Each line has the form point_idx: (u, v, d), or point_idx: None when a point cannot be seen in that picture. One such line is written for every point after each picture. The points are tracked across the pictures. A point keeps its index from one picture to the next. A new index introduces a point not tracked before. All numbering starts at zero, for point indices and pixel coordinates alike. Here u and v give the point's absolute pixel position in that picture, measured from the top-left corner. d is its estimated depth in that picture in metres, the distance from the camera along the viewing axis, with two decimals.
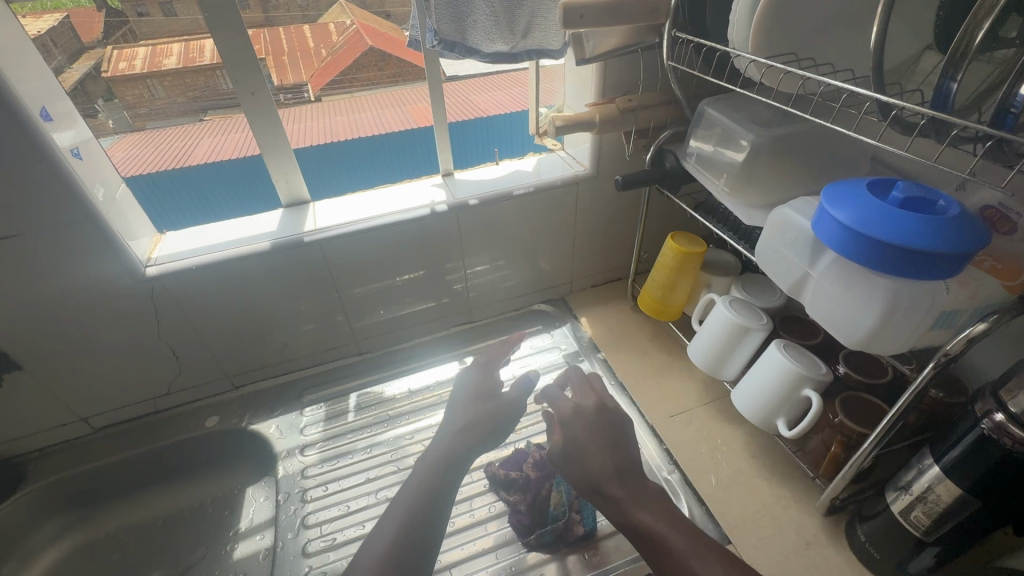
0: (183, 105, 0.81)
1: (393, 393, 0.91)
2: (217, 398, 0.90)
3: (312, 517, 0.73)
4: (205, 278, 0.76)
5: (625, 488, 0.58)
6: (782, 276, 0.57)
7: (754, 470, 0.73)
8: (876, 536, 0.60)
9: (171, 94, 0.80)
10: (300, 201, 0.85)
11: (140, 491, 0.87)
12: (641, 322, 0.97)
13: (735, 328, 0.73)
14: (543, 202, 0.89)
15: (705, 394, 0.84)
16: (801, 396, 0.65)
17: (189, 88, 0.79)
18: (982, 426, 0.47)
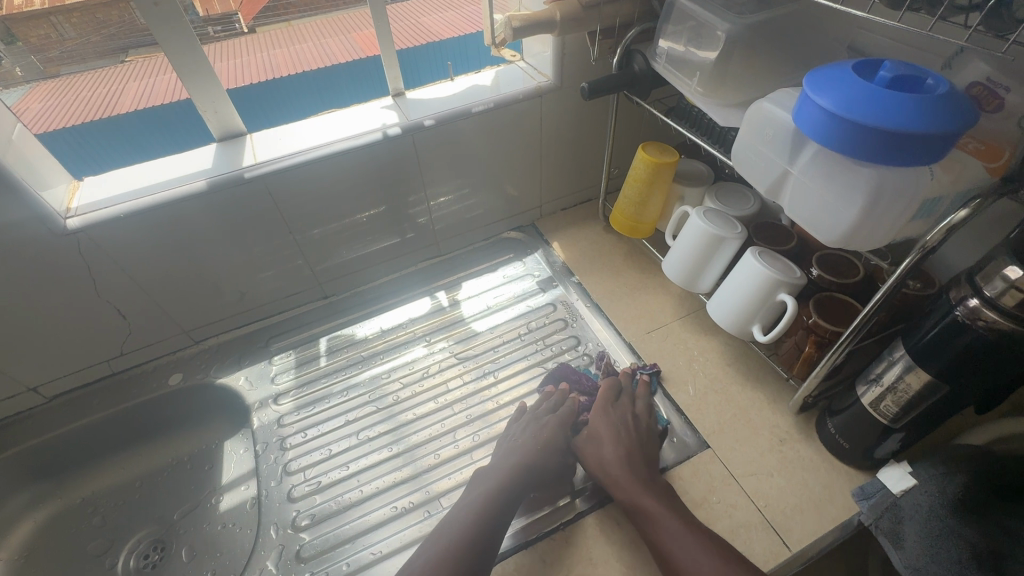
0: (99, 45, 0.66)
1: (364, 334, 0.87)
2: (178, 356, 0.85)
3: (294, 463, 0.72)
4: (139, 227, 0.68)
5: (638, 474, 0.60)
6: (760, 177, 0.54)
7: (729, 377, 0.75)
8: (845, 427, 0.63)
9: (84, 33, 0.65)
10: (235, 134, 0.76)
11: (112, 455, 0.84)
12: (615, 242, 0.95)
13: (711, 238, 0.71)
14: (505, 119, 0.83)
15: (680, 308, 0.84)
16: (777, 300, 0.65)
17: (102, 24, 0.65)
18: (956, 313, 0.47)
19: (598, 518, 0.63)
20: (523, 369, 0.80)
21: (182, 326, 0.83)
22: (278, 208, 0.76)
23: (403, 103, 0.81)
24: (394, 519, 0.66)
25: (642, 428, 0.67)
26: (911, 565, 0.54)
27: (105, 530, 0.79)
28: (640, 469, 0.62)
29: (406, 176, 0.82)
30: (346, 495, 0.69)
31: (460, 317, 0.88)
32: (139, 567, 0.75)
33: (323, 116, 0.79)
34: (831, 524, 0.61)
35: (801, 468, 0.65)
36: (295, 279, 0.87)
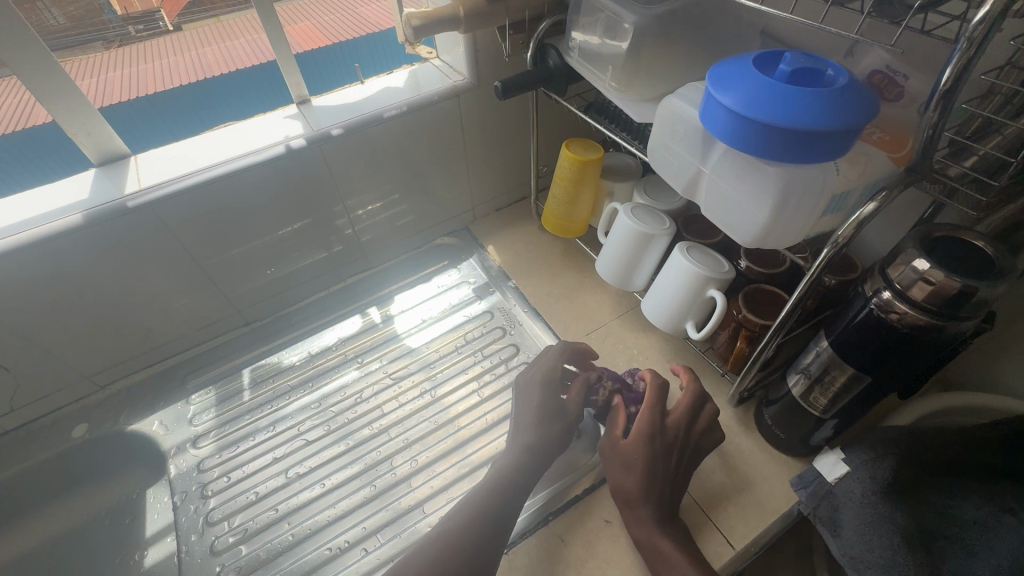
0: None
1: (290, 361, 0.81)
2: (81, 404, 0.77)
3: (217, 512, 0.66)
4: (5, 270, 0.60)
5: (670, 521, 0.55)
6: (676, 177, 0.52)
7: (669, 374, 0.74)
8: (780, 418, 0.62)
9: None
10: (117, 157, 0.68)
11: (18, 519, 0.76)
12: (550, 242, 0.92)
13: (639, 236, 0.69)
14: (422, 122, 0.78)
15: (618, 306, 0.82)
16: (707, 296, 0.64)
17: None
18: (872, 305, 0.46)
19: (543, 537, 0.60)
20: (462, 383, 0.76)
21: (81, 371, 0.75)
22: (174, 236, 0.69)
23: (309, 111, 0.74)
24: (332, 561, 0.62)
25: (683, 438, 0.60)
26: (850, 555, 0.53)
27: None
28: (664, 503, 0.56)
29: (319, 189, 0.76)
30: (277, 540, 0.64)
31: (394, 333, 0.84)
32: None
33: (218, 131, 0.72)
34: (772, 517, 0.61)
35: (742, 462, 0.65)
36: (207, 310, 0.80)
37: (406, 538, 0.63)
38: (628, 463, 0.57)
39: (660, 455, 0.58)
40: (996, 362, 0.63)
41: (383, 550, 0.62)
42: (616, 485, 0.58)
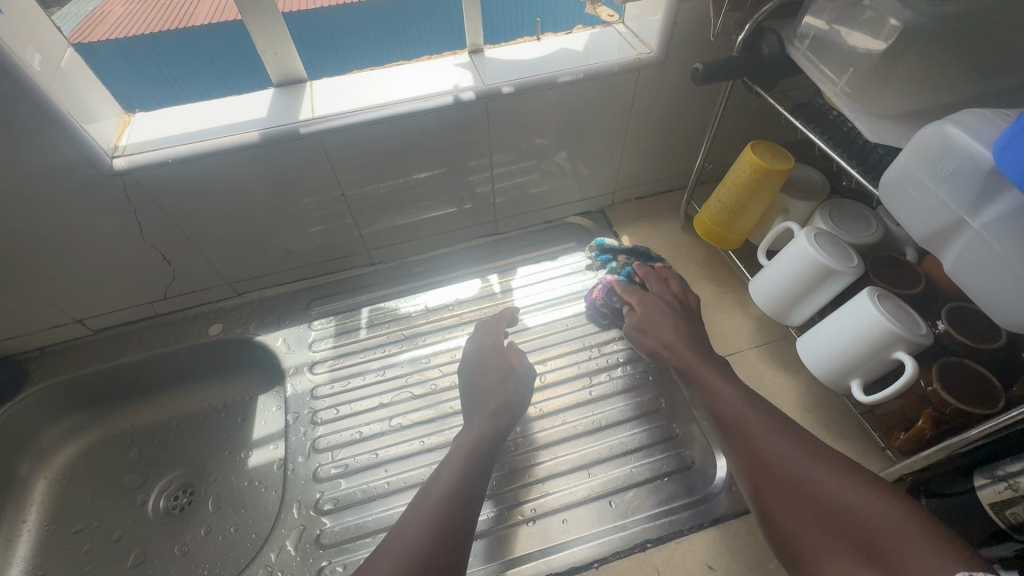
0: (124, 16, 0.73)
1: (408, 310, 0.82)
2: (219, 304, 0.83)
3: (323, 441, 0.69)
4: (185, 175, 0.63)
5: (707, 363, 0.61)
6: (919, 219, 0.43)
7: (807, 425, 0.65)
8: (944, 516, 0.53)
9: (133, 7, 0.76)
10: (294, 80, 0.69)
11: (157, 392, 0.85)
12: (692, 246, 0.85)
13: (818, 268, 0.60)
14: (592, 94, 0.72)
15: (759, 334, 0.74)
16: (891, 359, 0.54)
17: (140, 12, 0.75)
18: None
19: (636, 562, 0.57)
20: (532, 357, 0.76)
21: (226, 276, 0.79)
22: (332, 170, 0.69)
23: (481, 63, 0.71)
24: (368, 517, 0.63)
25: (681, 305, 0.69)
26: None
27: (139, 465, 0.81)
28: (703, 355, 0.62)
29: (473, 149, 0.74)
30: (338, 494, 0.65)
31: (511, 306, 0.82)
32: (168, 507, 0.78)
33: (388, 68, 0.71)
34: None
35: None
36: (341, 244, 0.81)
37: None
38: (646, 319, 0.67)
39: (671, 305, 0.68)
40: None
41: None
42: (653, 334, 0.66)
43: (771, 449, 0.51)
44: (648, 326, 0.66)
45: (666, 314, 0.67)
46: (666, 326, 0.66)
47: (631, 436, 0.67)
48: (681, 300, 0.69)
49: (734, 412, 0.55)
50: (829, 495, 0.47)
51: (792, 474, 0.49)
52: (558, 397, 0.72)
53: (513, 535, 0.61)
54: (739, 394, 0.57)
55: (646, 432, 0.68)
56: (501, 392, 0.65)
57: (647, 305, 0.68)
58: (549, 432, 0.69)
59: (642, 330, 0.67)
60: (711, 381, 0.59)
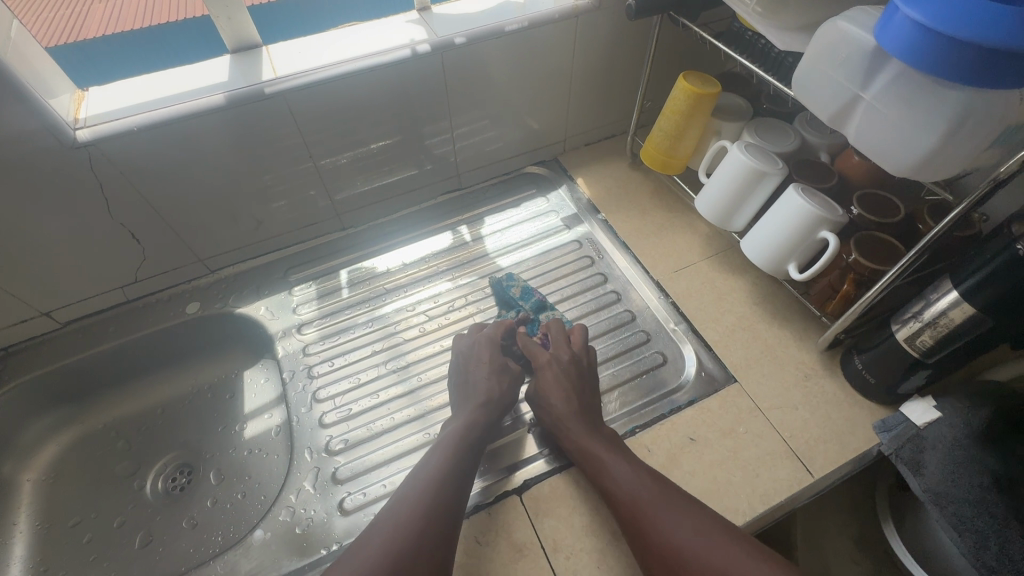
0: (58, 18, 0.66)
1: (385, 268, 0.85)
2: (193, 283, 0.83)
3: (323, 391, 0.72)
4: (152, 143, 0.63)
5: (600, 440, 0.59)
6: (827, 102, 0.52)
7: (757, 316, 0.75)
8: (872, 364, 0.64)
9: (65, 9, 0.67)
10: (250, 45, 0.70)
11: (138, 380, 0.84)
12: (641, 180, 0.93)
13: (751, 173, 0.69)
14: (537, 42, 0.78)
15: (708, 247, 0.83)
16: (818, 238, 0.64)
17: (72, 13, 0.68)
18: (1016, 247, 0.47)
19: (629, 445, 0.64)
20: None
21: (198, 253, 0.79)
22: (299, 132, 0.72)
23: (431, 19, 0.75)
24: (377, 452, 0.67)
25: (583, 369, 0.66)
26: (933, 491, 0.56)
27: (129, 454, 0.81)
28: (587, 424, 0.61)
29: (431, 103, 0.78)
30: (345, 435, 0.68)
31: (484, 252, 0.87)
32: (167, 488, 0.78)
33: (341, 29, 0.74)
34: (853, 452, 0.63)
35: (823, 401, 0.67)
36: (312, 210, 0.83)
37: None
38: (541, 385, 0.64)
39: (572, 374, 0.65)
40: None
41: (419, 452, 0.66)
42: (545, 412, 0.63)
43: (666, 529, 0.51)
44: (544, 390, 0.64)
45: (570, 379, 0.64)
46: (569, 390, 0.63)
47: (607, 347, 0.74)
48: (573, 360, 0.66)
49: (627, 493, 0.54)
50: (716, 572, 0.47)
51: (683, 555, 0.49)
52: None
53: (508, 447, 0.65)
54: (631, 467, 0.56)
55: (623, 339, 0.75)
56: (497, 384, 0.65)
57: (543, 368, 0.65)
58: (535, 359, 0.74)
59: (544, 398, 0.63)
60: (601, 462, 0.57)
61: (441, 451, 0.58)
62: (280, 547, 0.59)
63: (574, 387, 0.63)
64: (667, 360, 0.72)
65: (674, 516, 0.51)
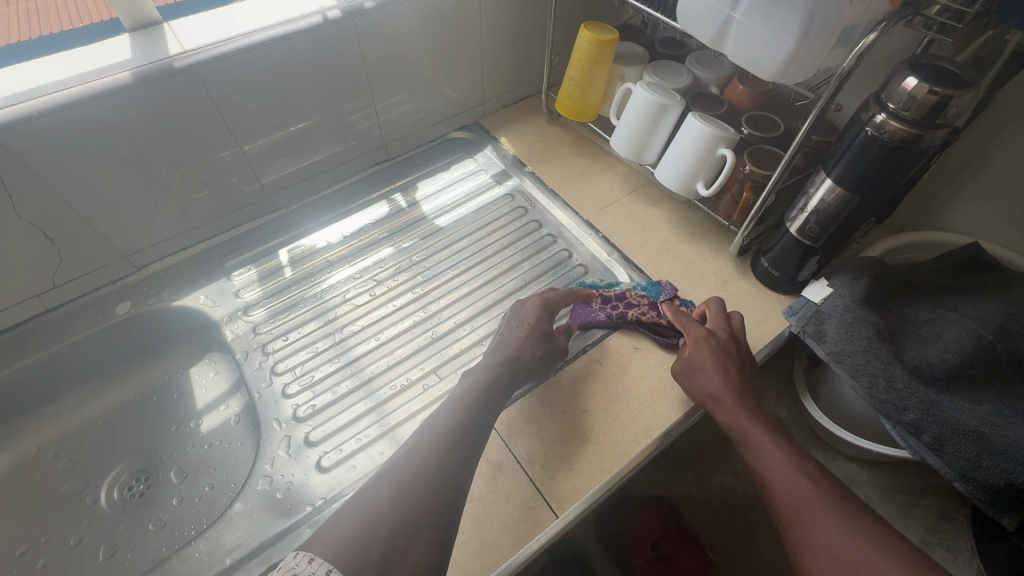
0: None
1: (325, 243, 0.86)
2: (120, 284, 0.79)
3: (281, 365, 0.73)
4: (55, 129, 0.60)
5: (755, 428, 0.57)
6: (706, 27, 0.60)
7: (677, 237, 0.84)
8: (776, 261, 0.73)
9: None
10: (149, 23, 0.68)
11: (69, 396, 0.79)
12: (560, 134, 0.99)
13: (655, 107, 0.76)
14: (446, 4, 0.81)
15: (627, 185, 0.91)
16: (718, 156, 0.72)
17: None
18: (867, 130, 0.57)
19: (583, 362, 0.70)
20: (453, 250, 0.85)
21: (121, 249, 0.76)
22: (217, 109, 0.70)
23: None
24: (344, 412, 0.68)
25: (739, 352, 0.65)
26: (835, 351, 0.65)
27: (74, 472, 0.76)
28: (751, 405, 0.59)
29: (351, 72, 0.79)
30: (312, 401, 0.69)
31: (421, 215, 0.89)
32: (125, 496, 0.74)
33: (245, 3, 0.73)
34: (771, 337, 0.73)
35: (741, 300, 0.76)
36: (239, 193, 0.81)
37: (417, 380, 0.70)
38: (697, 363, 0.63)
39: (724, 351, 0.63)
40: (951, 207, 0.79)
41: (386, 406, 0.68)
42: (696, 385, 0.62)
43: (824, 535, 0.48)
44: (692, 371, 0.63)
45: (723, 358, 0.63)
46: (716, 369, 0.61)
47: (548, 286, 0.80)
48: (734, 337, 0.66)
49: (783, 487, 0.52)
50: None
51: (842, 562, 0.47)
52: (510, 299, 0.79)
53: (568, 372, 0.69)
54: (794, 465, 0.53)
55: (562, 277, 0.81)
56: (526, 347, 0.65)
57: (699, 346, 0.64)
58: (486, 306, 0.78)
59: (688, 383, 0.63)
60: (756, 452, 0.55)
61: (447, 406, 0.58)
62: (264, 514, 0.60)
63: (726, 372, 0.61)
64: None
65: (836, 519, 0.49)
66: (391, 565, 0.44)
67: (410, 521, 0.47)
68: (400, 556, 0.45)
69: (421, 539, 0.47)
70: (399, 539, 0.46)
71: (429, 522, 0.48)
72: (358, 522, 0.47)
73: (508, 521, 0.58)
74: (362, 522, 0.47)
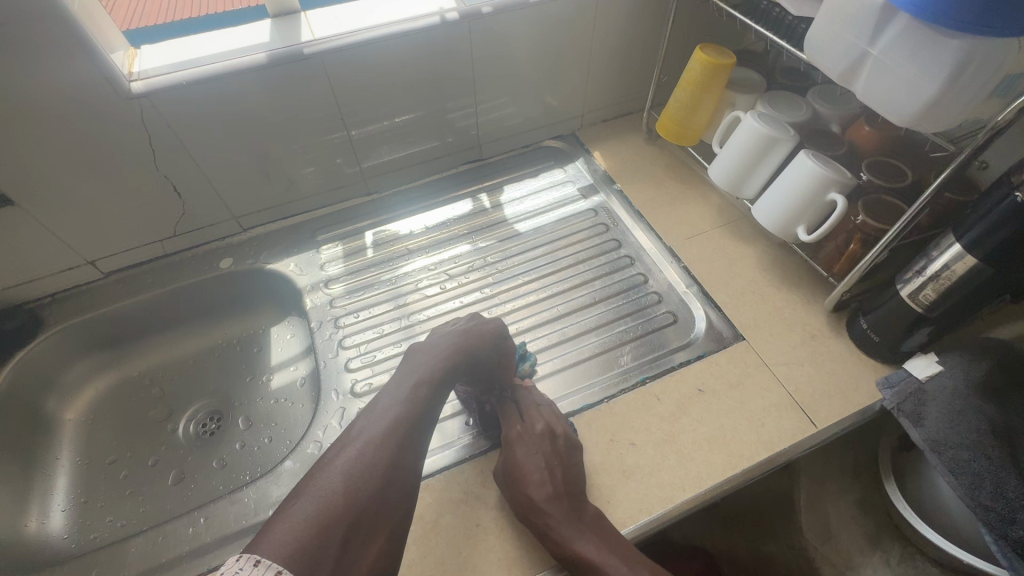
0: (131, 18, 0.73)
1: (408, 231, 0.89)
2: (227, 241, 0.87)
3: (348, 340, 0.77)
4: (197, 99, 0.68)
5: (607, 551, 0.53)
6: (837, 60, 0.55)
7: (766, 280, 0.78)
8: (877, 324, 0.66)
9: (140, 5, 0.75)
10: (290, 12, 0.75)
11: (171, 334, 0.88)
12: (656, 155, 0.96)
13: (763, 140, 0.71)
14: (561, 14, 0.81)
15: (719, 217, 0.86)
16: (827, 200, 0.66)
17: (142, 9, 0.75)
18: (1016, 195, 0.50)
19: (638, 394, 0.67)
20: (526, 257, 0.85)
21: (233, 211, 0.84)
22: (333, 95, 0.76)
23: None
24: None
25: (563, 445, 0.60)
26: (933, 440, 0.58)
27: (163, 400, 0.85)
28: (588, 520, 0.55)
29: (459, 72, 0.82)
30: (369, 380, 0.72)
31: (503, 218, 0.91)
32: (197, 432, 0.82)
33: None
34: (856, 408, 0.65)
35: (829, 361, 0.69)
36: (339, 173, 0.87)
37: None
38: (515, 470, 0.58)
39: (546, 449, 0.59)
40: None
41: None
42: (515, 495, 0.57)
43: None
44: (512, 475, 0.58)
45: (547, 457, 0.58)
46: (535, 468, 0.57)
47: (615, 308, 0.77)
48: (552, 434, 0.60)
49: None
50: None
51: None
52: (576, 316, 0.77)
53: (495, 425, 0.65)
54: None
55: (633, 302, 0.78)
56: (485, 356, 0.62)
57: (521, 447, 0.59)
58: (547, 318, 0.77)
59: (509, 492, 0.58)
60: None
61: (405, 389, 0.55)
62: None
63: (546, 468, 0.57)
64: (678, 321, 0.75)
65: None
66: (347, 566, 0.43)
67: (366, 521, 0.46)
68: (356, 557, 0.44)
69: (370, 549, 0.46)
70: (353, 548, 0.44)
71: (379, 527, 0.47)
72: (314, 522, 0.43)
73: (533, 541, 0.56)
74: (316, 526, 0.43)
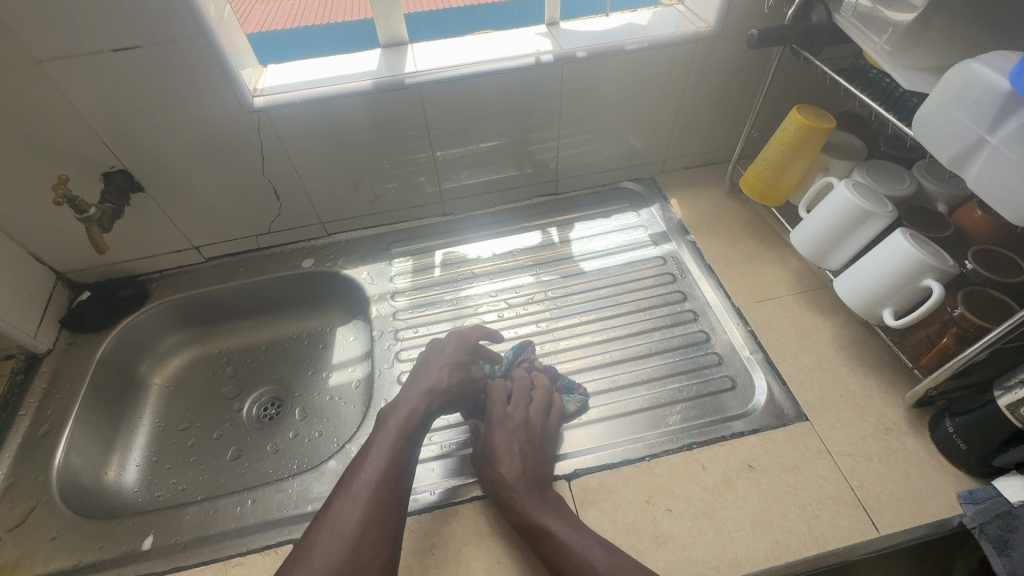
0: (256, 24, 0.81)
1: (476, 255, 0.92)
2: (311, 243, 0.95)
3: (404, 353, 0.80)
4: (306, 115, 0.75)
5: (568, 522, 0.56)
6: (947, 144, 0.51)
7: (840, 359, 0.72)
8: (965, 429, 0.59)
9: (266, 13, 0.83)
10: (397, 43, 0.81)
11: (250, 320, 0.96)
12: (736, 211, 0.93)
13: (855, 212, 0.67)
14: (655, 62, 0.82)
15: (796, 283, 0.81)
16: (921, 286, 0.61)
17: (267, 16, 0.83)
18: None
19: (682, 458, 0.64)
20: (587, 296, 0.85)
21: (321, 216, 0.91)
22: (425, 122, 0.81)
23: (556, 33, 0.83)
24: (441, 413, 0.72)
25: (539, 431, 0.65)
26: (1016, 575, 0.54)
27: (234, 379, 0.93)
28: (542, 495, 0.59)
29: (546, 110, 0.85)
30: None
31: (569, 254, 0.91)
32: (259, 415, 0.88)
33: (477, 37, 0.83)
34: (929, 519, 0.59)
35: (903, 460, 0.63)
36: (420, 192, 0.92)
37: None
38: (491, 448, 0.62)
39: (518, 433, 0.63)
40: None
41: None
42: (488, 471, 0.61)
43: None
44: (489, 453, 0.62)
45: (520, 439, 0.63)
46: (511, 446, 0.62)
47: (671, 363, 0.75)
48: (528, 421, 0.65)
49: None
50: None
51: None
52: (628, 365, 0.75)
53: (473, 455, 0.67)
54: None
55: (691, 359, 0.75)
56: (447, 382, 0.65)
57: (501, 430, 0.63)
58: (598, 363, 0.76)
59: (483, 468, 0.61)
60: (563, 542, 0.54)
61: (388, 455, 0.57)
62: None
63: (523, 446, 0.62)
64: (736, 387, 0.71)
65: None
66: None
67: None
68: None
69: None
70: None
71: None
72: None
73: None
74: None
